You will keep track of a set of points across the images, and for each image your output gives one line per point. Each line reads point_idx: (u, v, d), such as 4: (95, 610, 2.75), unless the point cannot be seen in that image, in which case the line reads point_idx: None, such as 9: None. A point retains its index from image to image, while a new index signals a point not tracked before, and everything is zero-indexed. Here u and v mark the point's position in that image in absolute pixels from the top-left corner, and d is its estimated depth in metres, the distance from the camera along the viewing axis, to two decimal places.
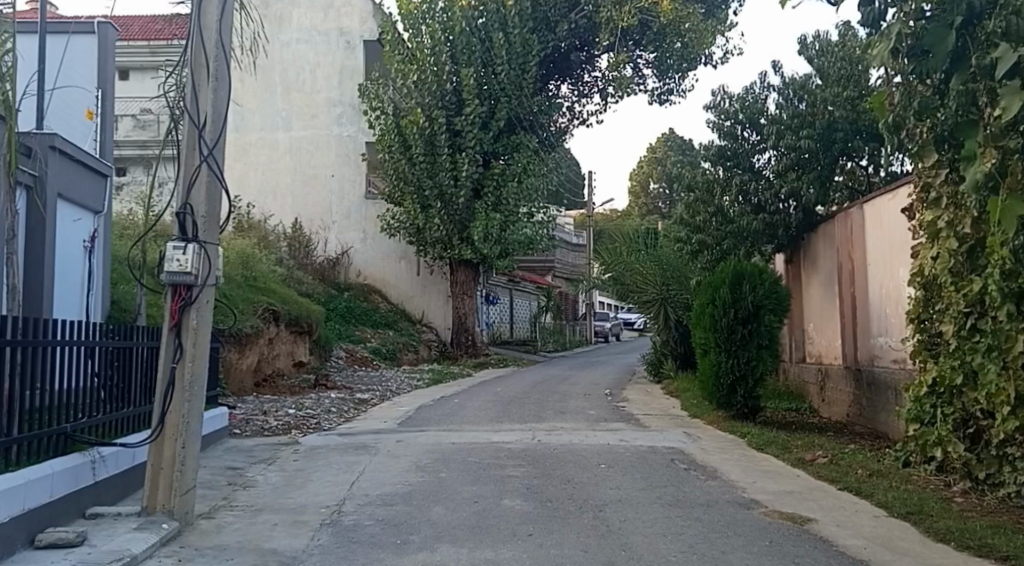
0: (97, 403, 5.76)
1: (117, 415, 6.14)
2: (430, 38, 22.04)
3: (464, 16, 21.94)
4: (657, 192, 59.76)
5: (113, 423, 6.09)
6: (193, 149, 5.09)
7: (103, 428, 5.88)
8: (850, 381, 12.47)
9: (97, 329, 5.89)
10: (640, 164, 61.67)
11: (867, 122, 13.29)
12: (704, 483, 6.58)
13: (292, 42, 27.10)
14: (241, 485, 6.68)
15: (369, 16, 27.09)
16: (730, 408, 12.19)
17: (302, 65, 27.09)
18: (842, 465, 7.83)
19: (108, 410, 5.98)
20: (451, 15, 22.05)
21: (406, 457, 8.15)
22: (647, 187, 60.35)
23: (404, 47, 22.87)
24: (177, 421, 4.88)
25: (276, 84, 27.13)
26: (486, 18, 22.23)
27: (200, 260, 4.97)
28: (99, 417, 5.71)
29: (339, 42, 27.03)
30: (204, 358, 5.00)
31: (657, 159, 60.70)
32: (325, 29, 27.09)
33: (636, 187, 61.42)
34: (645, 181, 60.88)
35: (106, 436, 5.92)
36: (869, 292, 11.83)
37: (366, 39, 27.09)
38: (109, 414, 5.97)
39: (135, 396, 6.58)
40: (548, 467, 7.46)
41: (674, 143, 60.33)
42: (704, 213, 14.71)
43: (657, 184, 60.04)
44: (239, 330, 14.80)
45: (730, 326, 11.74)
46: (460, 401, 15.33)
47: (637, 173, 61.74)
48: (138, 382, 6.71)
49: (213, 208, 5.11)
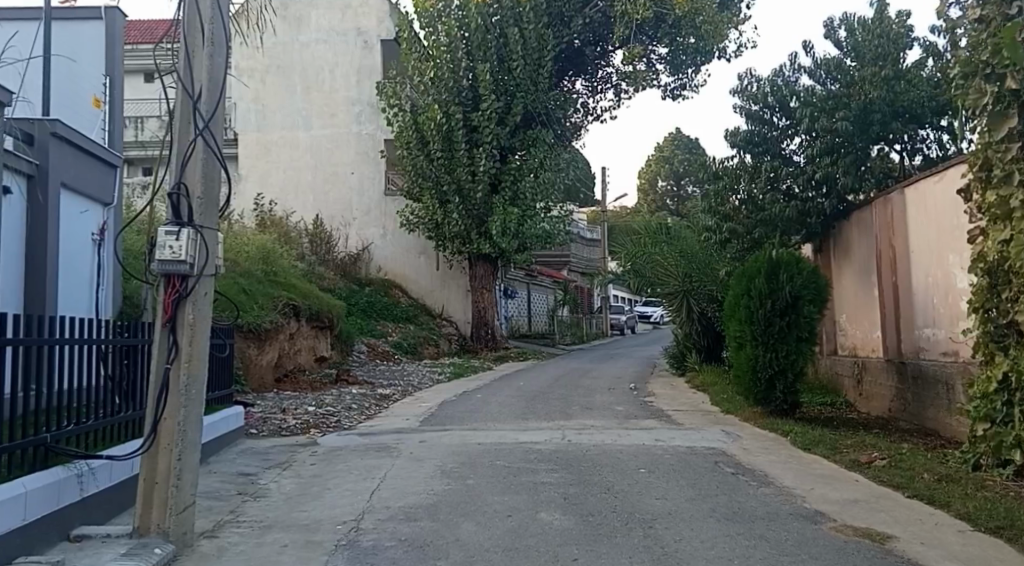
0: (89, 408, 5.24)
1: (115, 421, 5.65)
2: (446, 35, 21.41)
3: (479, 12, 21.20)
4: (665, 188, 58.90)
5: (109, 429, 5.57)
6: (186, 122, 4.56)
7: (95, 434, 5.36)
8: (893, 375, 11.77)
9: (92, 325, 5.36)
10: (647, 163, 60.92)
11: (905, 102, 12.44)
12: (758, 492, 5.99)
13: (311, 43, 26.70)
14: (252, 495, 6.17)
15: (386, 15, 26.59)
16: (768, 405, 11.51)
17: (321, 65, 26.66)
18: (904, 468, 7.14)
19: (103, 415, 5.46)
20: (467, 12, 21.35)
21: (428, 461, 7.60)
22: (655, 184, 59.40)
23: (421, 45, 22.34)
24: (172, 429, 4.37)
25: (296, 85, 26.74)
26: (501, 14, 21.59)
27: (196, 247, 4.47)
28: (91, 424, 5.20)
29: (356, 42, 26.62)
30: (203, 357, 4.51)
31: (665, 157, 59.93)
32: (343, 29, 26.67)
33: (644, 185, 60.64)
34: (653, 178, 60.10)
35: (98, 444, 5.40)
36: (912, 282, 11.07)
37: (384, 39, 26.64)
38: (103, 419, 5.45)
39: (135, 399, 6.05)
40: (584, 472, 6.87)
41: (681, 142, 60.03)
42: (733, 201, 13.98)
43: (666, 181, 59.29)
44: (259, 326, 14.29)
45: (767, 318, 11.05)
46: (483, 396, 14.80)
47: (645, 171, 61.02)
48: (142, 382, 6.18)
49: (211, 188, 4.62)
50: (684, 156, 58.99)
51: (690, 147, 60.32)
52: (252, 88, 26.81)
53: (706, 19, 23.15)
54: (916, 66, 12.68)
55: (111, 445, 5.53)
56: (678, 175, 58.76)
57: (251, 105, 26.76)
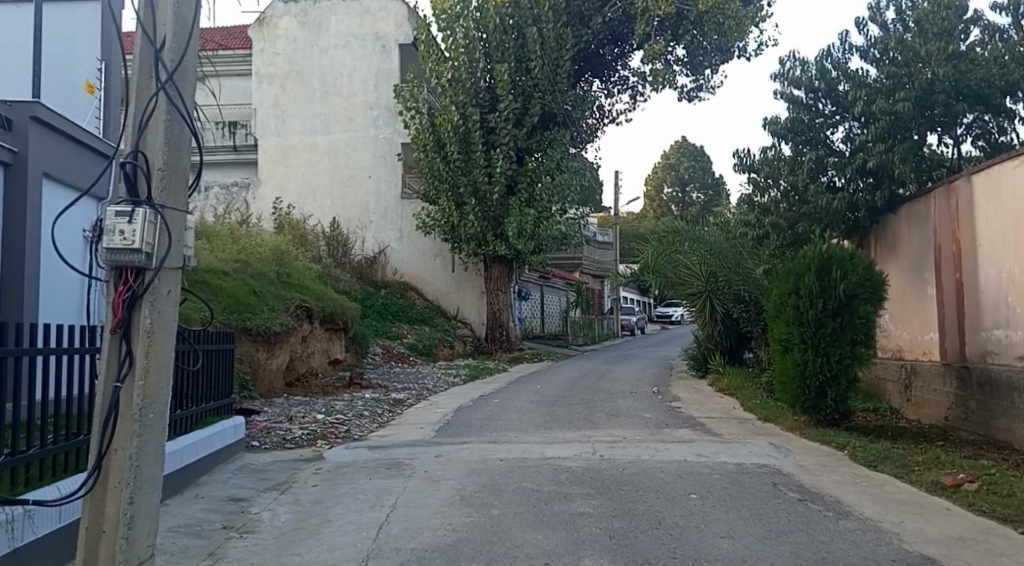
0: (16, 439, 4.44)
1: (50, 451, 4.76)
2: (464, 37, 20.46)
3: (497, 13, 20.14)
4: (671, 195, 57.82)
5: (41, 462, 4.70)
6: (146, 75, 3.66)
7: (25, 469, 4.51)
8: (953, 380, 10.67)
9: (19, 335, 4.51)
10: (655, 170, 59.92)
11: (971, 82, 11.09)
12: (841, 529, 5.10)
13: (330, 48, 25.91)
14: (240, 529, 5.28)
15: (404, 20, 25.75)
16: (817, 414, 10.40)
17: (339, 70, 25.91)
18: (1001, 494, 6.20)
19: (38, 444, 4.64)
20: (485, 13, 20.34)
21: (445, 482, 6.66)
22: (661, 190, 58.35)
23: (440, 48, 21.35)
24: (123, 464, 3.50)
25: (315, 91, 25.94)
26: (519, 15, 20.38)
27: (154, 232, 3.59)
28: (19, 456, 4.39)
29: (374, 47, 25.80)
30: (163, 374, 3.63)
31: (671, 165, 58.78)
32: (361, 33, 25.84)
33: (651, 192, 59.43)
34: (659, 185, 58.83)
35: (24, 483, 4.50)
36: (980, 279, 10.02)
37: (402, 45, 25.80)
38: (40, 448, 4.67)
39: (71, 421, 5.09)
40: (627, 498, 5.92)
41: (689, 149, 59.09)
42: (774, 193, 12.85)
43: (672, 188, 58.18)
44: (271, 329, 13.34)
45: (818, 319, 10.00)
46: (501, 402, 13.82)
47: (652, 178, 59.88)
48: (74, 397, 5.22)
49: (176, 157, 3.72)
50: (691, 163, 57.88)
51: (697, 155, 58.98)
52: (271, 94, 26.00)
53: (729, 15, 21.89)
54: (973, 46, 11.43)
55: (47, 483, 4.67)
56: (683, 181, 57.75)
57: (270, 112, 25.96)
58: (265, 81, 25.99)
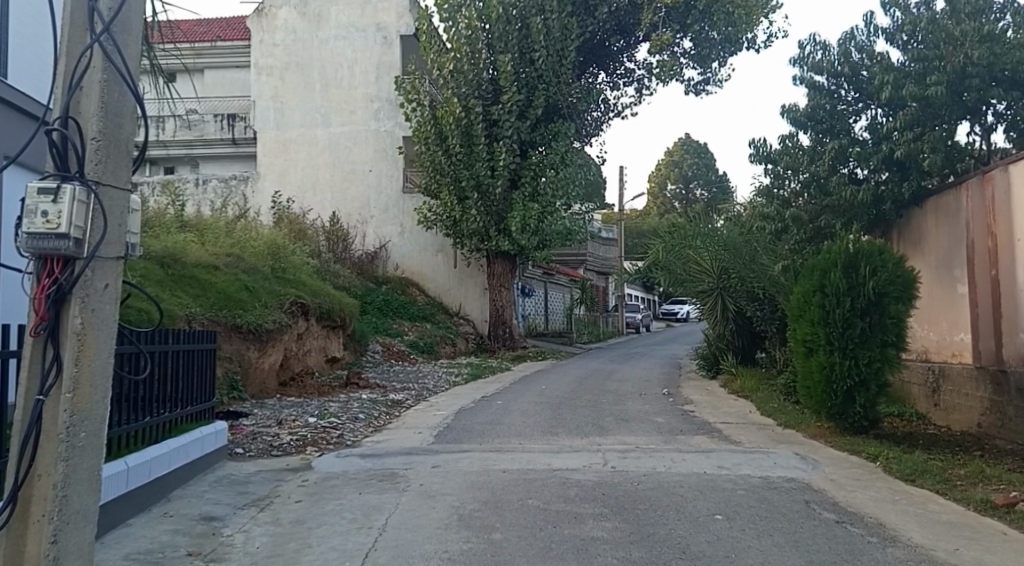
0: None
1: None
2: (467, 27, 19.81)
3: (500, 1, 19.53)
4: (674, 192, 57.07)
5: None
6: (79, 27, 3.08)
7: None
8: (987, 385, 9.99)
9: None
10: (659, 166, 59.23)
11: (1010, 65, 10.17)
12: (891, 560, 4.47)
13: (330, 40, 25.42)
14: (207, 556, 4.67)
15: (406, 11, 25.17)
16: (843, 421, 9.74)
17: (340, 61, 25.33)
18: None
19: None
20: (488, 3, 19.74)
21: (442, 499, 6.04)
22: (665, 188, 57.63)
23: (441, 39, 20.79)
24: (47, 494, 2.87)
25: (315, 82, 25.40)
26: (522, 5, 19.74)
27: (86, 214, 2.98)
28: None
29: (376, 38, 25.24)
30: (97, 383, 3.03)
31: (676, 161, 57.99)
32: (362, 24, 25.30)
33: (654, 189, 58.73)
34: (663, 182, 58.13)
35: None
36: (1019, 275, 9.34)
37: (404, 35, 25.24)
38: None
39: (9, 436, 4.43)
40: (644, 519, 5.28)
41: (693, 146, 58.46)
42: (793, 184, 12.20)
43: (676, 185, 57.44)
44: (263, 327, 12.76)
45: (847, 319, 9.32)
46: (504, 404, 13.21)
47: (655, 175, 59.17)
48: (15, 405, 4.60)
49: (114, 126, 3.14)
50: (695, 160, 57.16)
51: (701, 152, 58.13)
52: (271, 86, 25.44)
53: (738, 4, 21.38)
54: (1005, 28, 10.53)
55: None
56: (687, 178, 56.94)
57: (269, 104, 25.43)
58: (265, 72, 25.46)
